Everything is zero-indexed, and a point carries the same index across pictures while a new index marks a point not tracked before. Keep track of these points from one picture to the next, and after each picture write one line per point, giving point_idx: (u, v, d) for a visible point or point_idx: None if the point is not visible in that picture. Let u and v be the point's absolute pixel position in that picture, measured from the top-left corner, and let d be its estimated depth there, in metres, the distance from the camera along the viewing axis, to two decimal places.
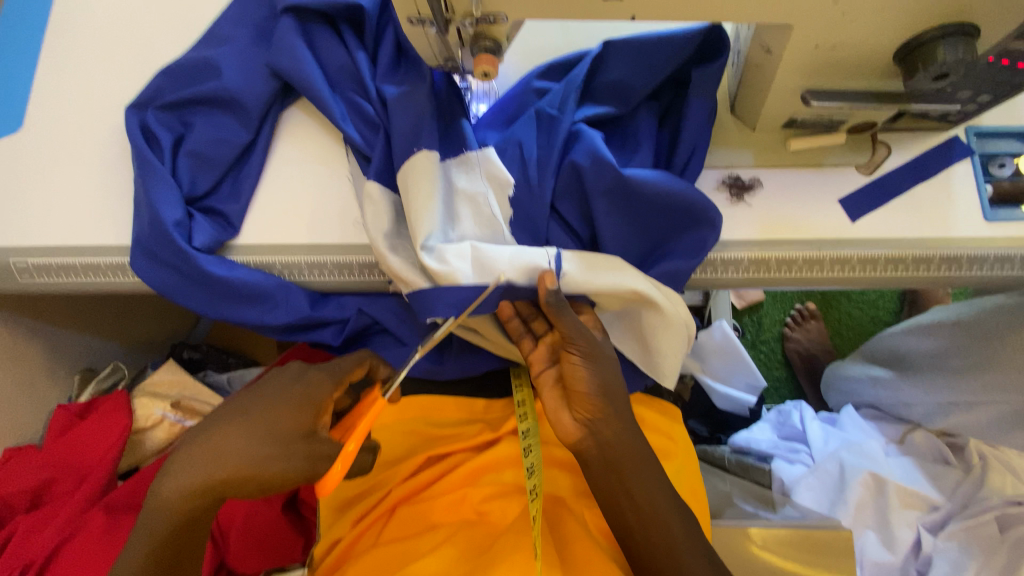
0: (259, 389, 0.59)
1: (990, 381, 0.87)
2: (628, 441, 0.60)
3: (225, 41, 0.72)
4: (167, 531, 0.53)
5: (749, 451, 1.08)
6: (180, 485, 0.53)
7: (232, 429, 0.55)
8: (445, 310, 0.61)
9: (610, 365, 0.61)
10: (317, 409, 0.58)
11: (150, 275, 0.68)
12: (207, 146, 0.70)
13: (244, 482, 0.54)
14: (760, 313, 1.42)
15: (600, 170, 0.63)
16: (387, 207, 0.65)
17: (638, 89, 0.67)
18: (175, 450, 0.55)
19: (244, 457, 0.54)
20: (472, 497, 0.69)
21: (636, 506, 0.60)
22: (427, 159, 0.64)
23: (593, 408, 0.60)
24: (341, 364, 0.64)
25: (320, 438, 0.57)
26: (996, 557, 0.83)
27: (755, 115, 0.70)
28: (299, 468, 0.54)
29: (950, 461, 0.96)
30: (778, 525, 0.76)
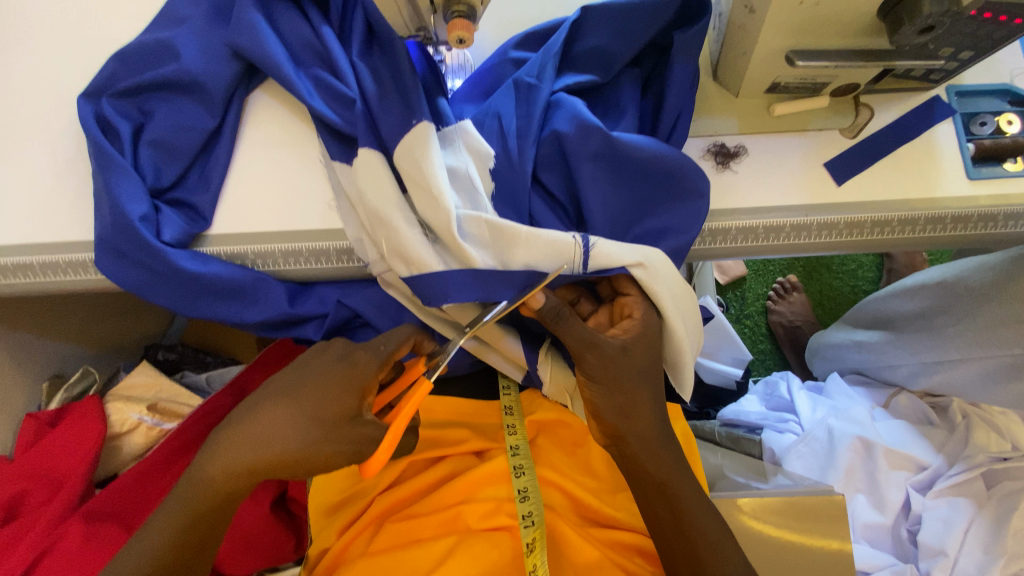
0: (302, 366, 0.59)
1: (973, 338, 0.86)
2: (647, 463, 0.61)
3: (182, 19, 0.67)
4: (207, 507, 0.55)
5: (738, 424, 1.09)
6: (225, 465, 0.54)
7: (277, 413, 0.55)
8: (461, 293, 0.59)
9: (626, 380, 0.61)
10: (363, 391, 0.57)
11: (115, 273, 0.64)
12: (170, 133, 0.66)
13: (289, 465, 0.55)
14: (744, 288, 1.43)
15: (585, 134, 0.61)
16: (387, 177, 0.62)
17: (619, 56, 0.65)
18: (220, 428, 0.56)
19: (289, 443, 0.54)
20: (468, 516, 0.65)
21: (660, 517, 0.61)
22: (421, 132, 0.61)
23: (610, 430, 0.62)
24: (386, 342, 0.60)
25: (366, 421, 0.57)
26: (985, 511, 0.86)
27: (740, 80, 0.68)
28: (348, 452, 0.55)
29: (933, 421, 0.98)
30: (771, 496, 0.75)
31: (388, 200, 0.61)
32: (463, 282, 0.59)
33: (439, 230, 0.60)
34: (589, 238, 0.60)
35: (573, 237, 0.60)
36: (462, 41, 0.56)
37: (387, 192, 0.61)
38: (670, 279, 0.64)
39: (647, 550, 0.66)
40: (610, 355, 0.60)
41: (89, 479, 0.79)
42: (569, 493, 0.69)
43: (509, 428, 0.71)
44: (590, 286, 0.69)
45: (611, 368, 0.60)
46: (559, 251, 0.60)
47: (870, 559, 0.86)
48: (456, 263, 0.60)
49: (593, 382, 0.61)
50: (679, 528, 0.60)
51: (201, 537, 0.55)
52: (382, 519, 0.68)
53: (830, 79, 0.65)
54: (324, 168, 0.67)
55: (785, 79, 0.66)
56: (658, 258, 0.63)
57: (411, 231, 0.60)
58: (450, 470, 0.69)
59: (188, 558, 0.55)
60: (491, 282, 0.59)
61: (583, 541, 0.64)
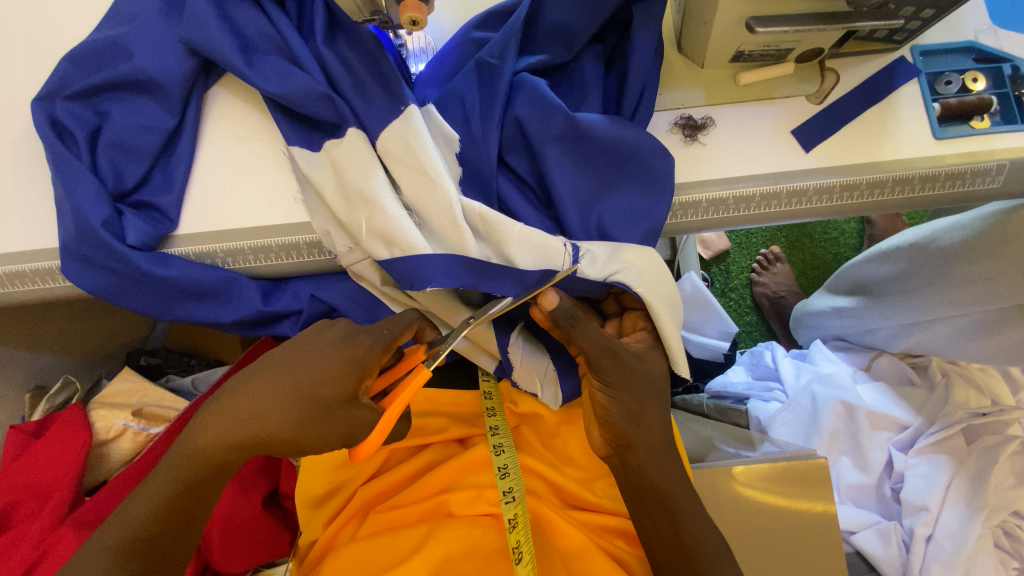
0: (303, 342, 0.58)
1: (943, 299, 0.86)
2: (652, 474, 0.60)
3: (133, 16, 0.66)
4: (193, 479, 0.54)
5: (725, 395, 1.11)
6: (214, 436, 0.54)
7: (270, 390, 0.55)
8: (444, 278, 0.58)
9: (639, 388, 0.60)
10: (363, 373, 0.57)
11: (83, 280, 0.63)
12: (127, 134, 0.64)
13: (279, 444, 0.55)
14: (728, 262, 1.43)
15: (547, 116, 0.61)
16: (369, 158, 0.62)
17: (581, 33, 0.64)
18: (213, 399, 0.56)
19: (283, 422, 0.54)
20: (450, 504, 0.65)
21: (661, 529, 0.60)
22: (409, 116, 0.62)
23: (620, 438, 0.60)
24: (389, 326, 0.60)
25: (361, 405, 0.58)
26: (966, 466, 0.87)
27: (708, 50, 0.67)
28: (341, 433, 0.57)
29: (913, 381, 1.00)
30: (759, 461, 0.76)
31: (372, 182, 0.61)
32: (448, 267, 0.59)
33: (425, 215, 0.61)
34: (579, 249, 0.60)
35: (563, 246, 0.60)
36: (416, 21, 0.55)
37: (370, 174, 0.61)
38: (666, 288, 0.65)
39: (630, 533, 0.67)
40: (623, 360, 0.60)
41: (76, 489, 0.79)
42: (551, 481, 0.69)
43: (490, 411, 0.70)
44: (592, 304, 0.71)
45: (627, 372, 0.60)
46: (545, 254, 0.59)
47: (853, 518, 0.89)
48: (443, 248, 0.60)
49: (608, 386, 0.59)
50: (678, 541, 0.59)
51: (188, 507, 0.55)
52: (367, 509, 0.68)
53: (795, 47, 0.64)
54: (290, 162, 0.66)
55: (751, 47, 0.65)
56: (633, 251, 0.62)
57: (396, 213, 0.60)
58: (432, 458, 0.71)
59: (177, 527, 0.55)
60: (475, 267, 0.59)
61: (569, 525, 0.64)
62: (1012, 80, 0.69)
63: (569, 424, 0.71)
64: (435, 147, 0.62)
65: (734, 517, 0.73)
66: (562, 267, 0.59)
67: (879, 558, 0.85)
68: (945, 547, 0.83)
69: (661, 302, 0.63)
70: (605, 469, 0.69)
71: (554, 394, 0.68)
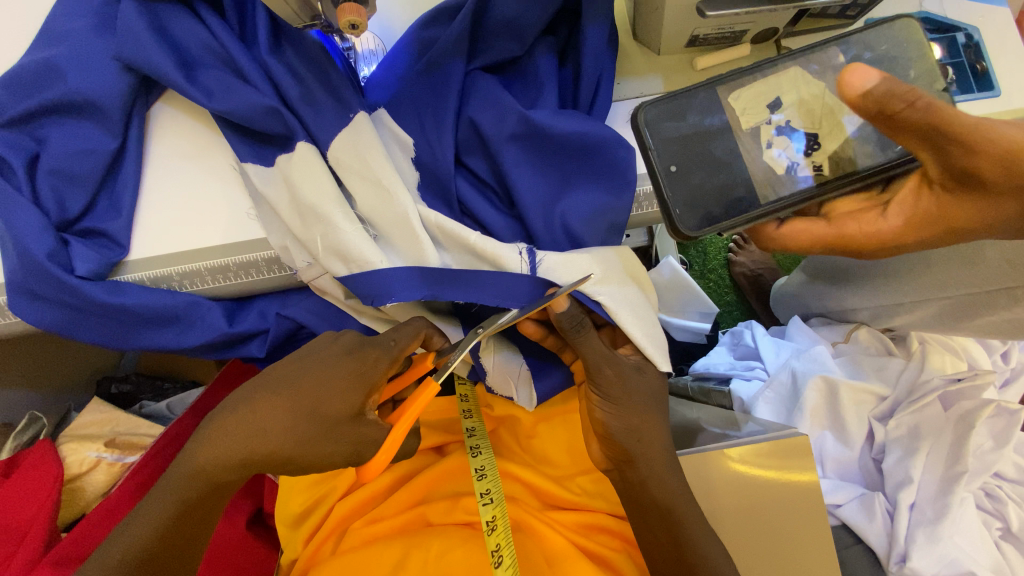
0: (308, 357, 0.56)
1: (930, 282, 0.86)
2: (653, 491, 0.58)
3: (65, 36, 0.63)
4: (196, 497, 0.53)
5: (709, 376, 1.13)
6: (216, 454, 0.52)
7: (275, 405, 0.53)
8: (405, 291, 0.57)
9: (637, 404, 0.61)
10: (369, 388, 0.55)
11: (35, 316, 0.60)
12: (68, 159, 0.61)
13: (283, 462, 0.53)
14: (705, 243, 1.43)
15: (500, 116, 0.60)
16: (322, 171, 0.60)
17: (531, 26, 0.62)
18: (215, 413, 0.54)
19: (285, 438, 0.52)
20: (428, 513, 0.65)
21: (662, 543, 0.58)
22: (358, 125, 0.61)
23: (621, 453, 0.60)
24: (397, 337, 0.58)
25: (367, 420, 0.55)
26: (945, 433, 0.88)
27: (658, 115, 0.57)
28: (346, 451, 0.54)
29: (892, 351, 1.00)
30: (756, 439, 0.72)
31: (326, 198, 0.59)
32: (408, 279, 0.58)
33: (381, 227, 0.60)
34: (536, 257, 0.59)
35: (519, 253, 0.59)
36: (355, 25, 0.53)
37: (323, 187, 0.60)
38: (641, 304, 0.64)
39: (613, 529, 0.66)
40: (624, 378, 0.61)
41: (54, 523, 0.74)
42: (530, 483, 0.69)
43: (466, 414, 0.69)
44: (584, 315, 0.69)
45: (623, 386, 0.61)
46: (502, 263, 0.58)
47: (836, 492, 0.90)
48: (404, 260, 0.59)
49: (608, 401, 0.60)
50: (679, 553, 0.57)
51: (194, 524, 0.54)
52: (346, 524, 0.67)
53: (744, 99, 0.57)
54: (241, 178, 0.64)
55: (713, 87, 0.57)
56: (604, 258, 0.61)
57: (350, 230, 0.58)
58: (409, 469, 0.70)
59: (180, 545, 0.53)
60: (436, 277, 0.58)
61: (549, 529, 0.64)
62: (966, 48, 0.70)
63: (545, 423, 0.70)
64: (389, 154, 0.61)
65: (725, 502, 0.72)
66: (521, 272, 0.58)
67: (863, 529, 0.86)
68: (927, 515, 0.83)
69: (628, 310, 0.62)
70: (584, 465, 0.69)
71: (528, 395, 0.67)
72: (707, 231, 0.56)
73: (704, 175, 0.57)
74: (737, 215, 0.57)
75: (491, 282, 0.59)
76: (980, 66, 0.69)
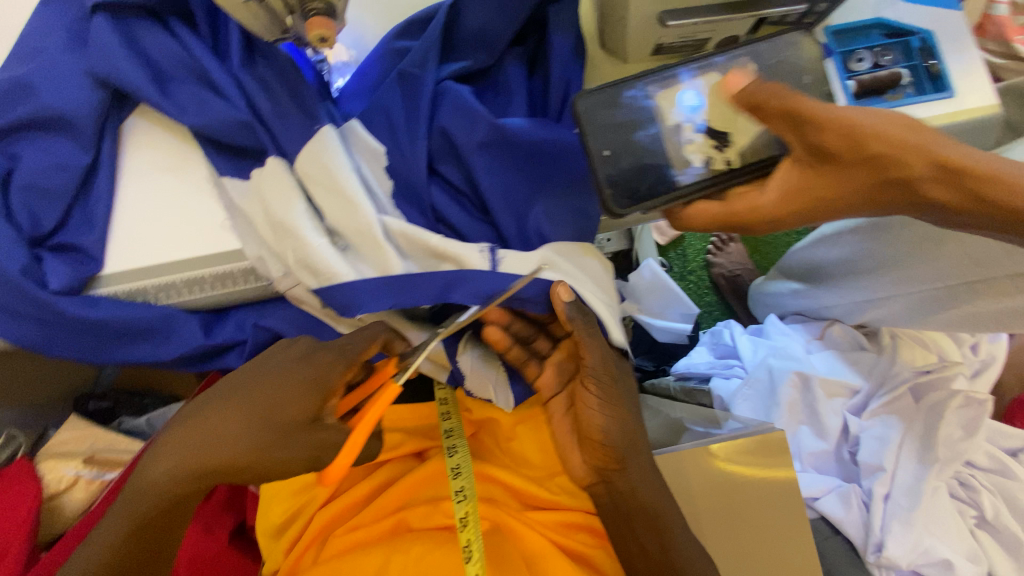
0: (263, 365, 0.57)
1: (895, 278, 0.89)
2: (643, 495, 0.62)
3: (35, 52, 0.63)
4: (153, 513, 0.53)
5: (690, 375, 1.13)
6: (173, 467, 0.53)
7: (230, 416, 0.54)
8: (373, 301, 0.59)
9: (622, 410, 0.66)
10: (325, 393, 0.56)
11: (10, 332, 0.61)
12: (40, 175, 0.62)
13: (240, 470, 0.54)
14: (684, 246, 1.45)
15: (470, 125, 0.61)
16: (291, 187, 0.61)
17: (500, 37, 0.64)
18: (171, 427, 0.55)
19: (241, 447, 0.54)
20: (409, 519, 0.66)
21: (648, 550, 0.61)
22: (322, 137, 0.61)
23: (612, 461, 0.64)
24: (353, 341, 0.59)
25: (325, 425, 0.57)
26: (915, 423, 0.91)
27: (593, 104, 0.59)
28: (305, 457, 0.55)
29: (865, 346, 1.04)
30: (735, 436, 0.73)
31: (292, 211, 0.60)
32: (374, 291, 0.59)
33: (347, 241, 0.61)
34: (496, 254, 0.61)
35: (479, 251, 0.60)
36: (325, 39, 0.54)
37: (290, 201, 0.61)
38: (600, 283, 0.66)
39: (592, 527, 0.67)
40: (608, 380, 0.65)
41: (32, 544, 0.73)
42: (509, 485, 0.69)
43: (444, 416, 0.70)
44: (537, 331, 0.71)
45: (613, 391, 0.65)
46: (463, 263, 0.60)
47: (815, 486, 0.91)
48: (371, 270, 0.60)
49: (602, 401, 0.65)
50: (663, 556, 0.60)
51: (154, 540, 0.54)
52: (326, 533, 0.67)
53: (667, 96, 0.60)
54: (216, 190, 0.64)
55: (640, 81, 0.60)
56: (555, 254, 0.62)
57: (313, 241, 0.60)
58: (389, 475, 0.70)
59: (140, 561, 0.54)
60: (401, 287, 0.59)
61: (528, 529, 0.64)
62: (920, 51, 0.73)
63: (524, 424, 0.71)
64: (352, 165, 0.61)
65: (707, 501, 0.72)
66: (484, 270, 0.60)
67: (841, 521, 0.88)
68: (902, 505, 0.85)
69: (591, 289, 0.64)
70: (562, 465, 0.70)
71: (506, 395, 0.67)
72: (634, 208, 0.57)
73: (631, 159, 0.59)
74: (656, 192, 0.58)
75: (458, 282, 0.59)
76: (934, 65, 0.72)
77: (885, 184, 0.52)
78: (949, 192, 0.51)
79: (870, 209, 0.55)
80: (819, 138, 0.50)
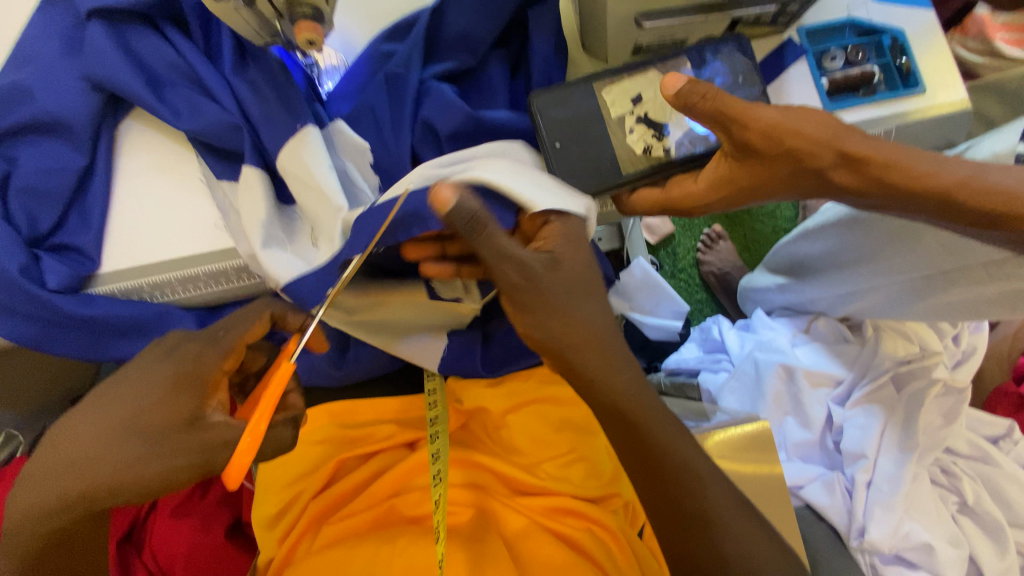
0: (128, 372, 0.55)
1: (872, 269, 0.91)
2: (611, 395, 0.54)
3: (31, 58, 0.65)
4: (49, 540, 0.53)
5: (679, 371, 1.18)
6: (46, 493, 0.51)
7: (93, 430, 0.52)
8: (328, 301, 0.59)
9: (562, 300, 0.54)
10: (203, 388, 0.55)
11: (8, 330, 0.62)
12: (38, 177, 0.63)
13: (117, 488, 0.52)
14: (674, 244, 1.48)
15: (452, 123, 0.63)
16: (264, 196, 0.63)
17: (483, 38, 0.66)
18: (42, 450, 0.54)
19: (117, 462, 0.51)
20: (399, 507, 0.68)
21: (638, 463, 0.53)
22: (303, 138, 0.63)
23: (557, 355, 0.55)
24: (228, 330, 0.57)
25: (210, 423, 0.54)
26: (897, 411, 0.94)
27: (548, 101, 0.63)
28: (189, 462, 0.52)
29: (849, 337, 1.05)
30: (738, 431, 0.75)
31: (263, 218, 0.63)
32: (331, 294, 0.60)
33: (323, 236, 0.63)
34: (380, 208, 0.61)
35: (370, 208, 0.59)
36: (313, 42, 0.56)
37: (260, 208, 0.63)
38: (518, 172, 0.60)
39: (578, 511, 0.68)
40: (539, 282, 0.54)
41: None
42: (497, 472, 0.71)
43: (430, 403, 0.68)
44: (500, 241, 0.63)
45: (545, 287, 0.54)
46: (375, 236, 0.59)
47: (800, 474, 0.94)
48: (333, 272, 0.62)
49: (532, 312, 0.54)
50: (660, 469, 0.52)
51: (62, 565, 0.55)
52: (320, 521, 0.69)
53: (615, 92, 0.64)
54: (209, 189, 0.66)
55: (594, 80, 0.64)
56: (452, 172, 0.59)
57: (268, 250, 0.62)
58: (381, 465, 0.72)
59: None
60: None
61: (510, 510, 0.68)
62: (892, 48, 0.75)
63: (513, 413, 0.73)
64: (331, 165, 0.63)
65: None
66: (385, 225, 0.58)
67: (826, 508, 0.90)
68: (883, 490, 0.88)
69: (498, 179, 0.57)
70: (551, 452, 0.71)
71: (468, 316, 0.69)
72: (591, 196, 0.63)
73: (581, 152, 0.63)
74: (609, 181, 0.63)
75: None
76: (905, 63, 0.74)
77: (799, 173, 0.60)
78: (863, 181, 0.59)
79: (791, 190, 0.64)
80: (743, 136, 0.58)
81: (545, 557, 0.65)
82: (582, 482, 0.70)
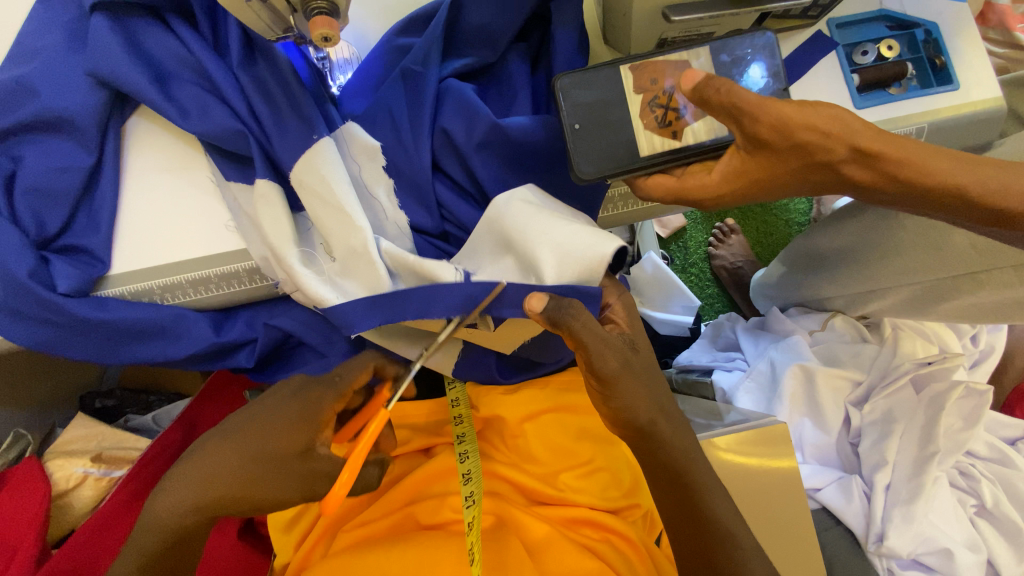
0: (257, 404, 0.57)
1: (900, 267, 0.87)
2: (675, 462, 0.55)
3: (34, 52, 0.63)
4: (157, 554, 0.52)
5: (692, 368, 1.14)
6: (174, 503, 0.52)
7: (222, 454, 0.54)
8: (366, 320, 0.58)
9: (643, 377, 0.56)
10: (319, 424, 0.56)
11: (17, 335, 0.61)
12: (44, 177, 0.61)
13: (238, 503, 0.54)
14: (685, 239, 1.45)
15: (470, 123, 0.61)
16: (285, 212, 0.62)
17: (502, 33, 0.64)
18: (174, 464, 0.55)
19: (238, 480, 0.53)
20: (417, 514, 0.67)
21: (679, 519, 0.55)
22: (322, 148, 0.61)
23: (637, 429, 0.55)
24: (343, 373, 0.59)
25: (319, 455, 0.55)
26: (917, 414, 0.91)
27: (570, 85, 0.59)
28: (298, 489, 0.54)
29: (866, 337, 1.03)
30: (740, 427, 0.74)
31: (281, 226, 0.61)
32: (364, 309, 0.58)
33: (341, 249, 0.61)
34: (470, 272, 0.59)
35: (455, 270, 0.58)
36: (327, 38, 0.54)
37: (280, 216, 0.62)
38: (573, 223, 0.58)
39: (597, 522, 0.68)
40: (632, 366, 0.55)
41: (43, 541, 0.74)
42: (514, 481, 0.71)
43: (456, 421, 0.70)
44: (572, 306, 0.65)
45: (631, 368, 0.55)
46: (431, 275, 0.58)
47: (816, 477, 0.93)
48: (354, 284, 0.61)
49: (617, 386, 0.54)
50: (696, 523, 0.54)
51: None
52: (336, 528, 0.68)
53: (639, 75, 0.59)
54: (220, 191, 0.64)
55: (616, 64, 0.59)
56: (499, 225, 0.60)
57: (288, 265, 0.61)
58: (397, 471, 0.72)
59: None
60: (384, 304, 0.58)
61: (533, 519, 0.66)
62: (924, 44, 0.73)
63: (531, 421, 0.71)
64: (343, 174, 0.61)
65: None
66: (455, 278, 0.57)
67: (842, 511, 0.89)
68: (902, 495, 0.86)
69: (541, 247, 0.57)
70: (569, 462, 0.70)
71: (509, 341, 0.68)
72: (601, 175, 0.59)
73: (603, 137, 0.59)
74: (627, 164, 0.59)
75: (433, 297, 0.57)
76: (940, 60, 0.72)
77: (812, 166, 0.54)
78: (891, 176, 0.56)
79: (801, 189, 0.58)
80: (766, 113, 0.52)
81: (566, 564, 0.63)
82: (603, 493, 0.69)
